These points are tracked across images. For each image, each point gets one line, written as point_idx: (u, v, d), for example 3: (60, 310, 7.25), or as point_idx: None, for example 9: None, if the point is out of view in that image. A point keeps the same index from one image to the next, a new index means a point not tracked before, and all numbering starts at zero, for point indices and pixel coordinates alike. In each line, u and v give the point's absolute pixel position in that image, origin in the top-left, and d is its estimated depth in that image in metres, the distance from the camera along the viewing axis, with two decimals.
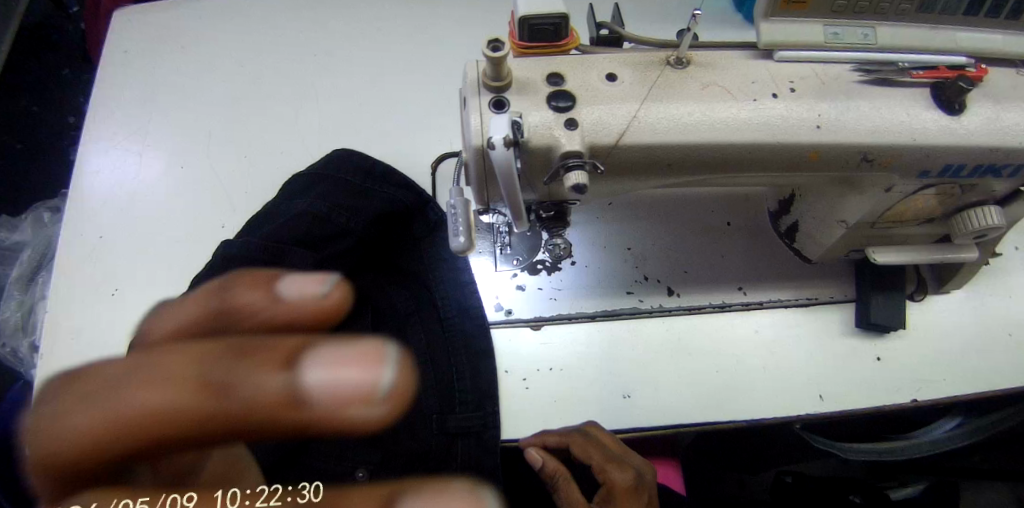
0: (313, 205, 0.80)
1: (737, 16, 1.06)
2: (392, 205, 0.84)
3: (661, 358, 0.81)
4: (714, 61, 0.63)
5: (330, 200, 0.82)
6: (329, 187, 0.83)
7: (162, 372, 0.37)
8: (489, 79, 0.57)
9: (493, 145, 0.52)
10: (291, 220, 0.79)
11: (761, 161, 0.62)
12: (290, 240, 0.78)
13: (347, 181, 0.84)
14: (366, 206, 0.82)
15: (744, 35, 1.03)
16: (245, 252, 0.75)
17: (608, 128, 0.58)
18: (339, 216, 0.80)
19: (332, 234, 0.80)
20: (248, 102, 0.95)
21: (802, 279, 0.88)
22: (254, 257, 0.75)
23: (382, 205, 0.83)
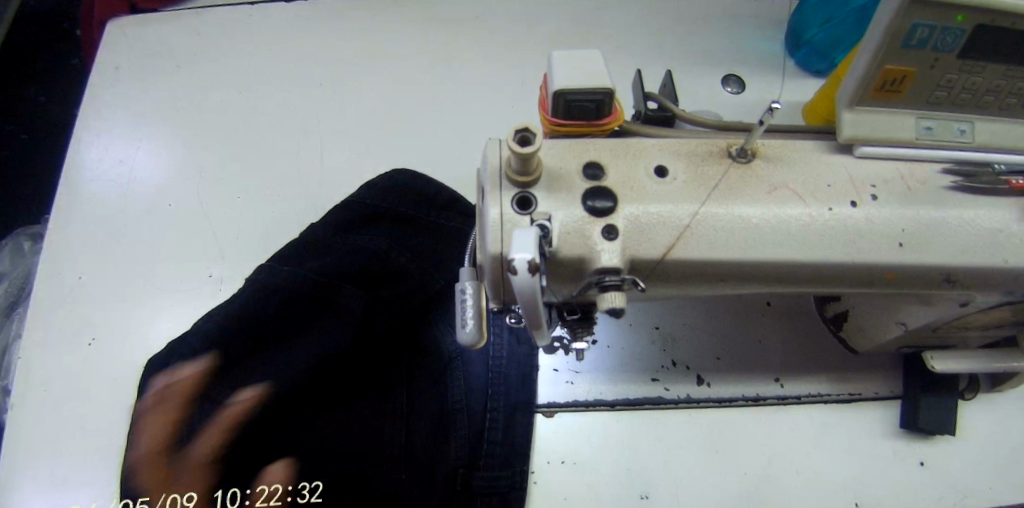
0: (373, 240, 0.75)
1: (787, 61, 0.97)
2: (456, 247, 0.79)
3: (684, 454, 0.73)
4: (783, 154, 0.55)
5: (391, 237, 0.76)
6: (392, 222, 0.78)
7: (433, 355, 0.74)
8: (514, 172, 0.48)
9: (516, 270, 0.43)
10: (346, 255, 0.72)
11: (819, 274, 0.54)
12: (344, 276, 0.71)
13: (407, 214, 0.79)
14: (428, 245, 0.78)
15: (795, 83, 0.94)
16: (289, 281, 0.69)
17: (652, 240, 0.49)
18: (398, 256, 0.75)
19: (388, 276, 0.74)
20: (249, 137, 0.90)
21: (846, 372, 0.79)
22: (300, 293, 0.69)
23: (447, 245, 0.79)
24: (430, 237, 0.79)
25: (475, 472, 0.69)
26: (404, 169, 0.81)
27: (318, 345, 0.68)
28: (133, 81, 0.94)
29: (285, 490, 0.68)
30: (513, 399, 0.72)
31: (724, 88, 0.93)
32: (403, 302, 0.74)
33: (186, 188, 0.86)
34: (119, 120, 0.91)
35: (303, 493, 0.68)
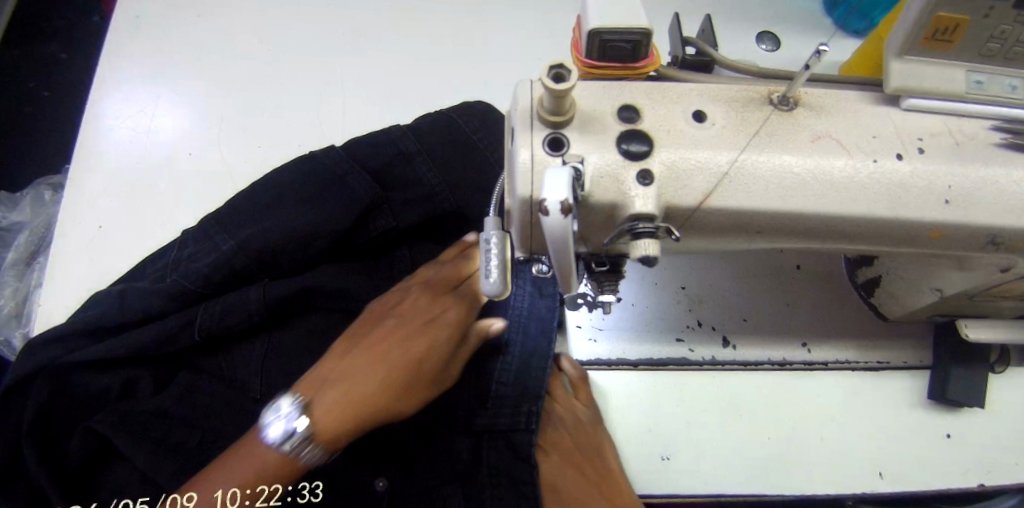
0: (387, 147, 0.76)
1: (825, 20, 0.92)
2: (463, 188, 0.77)
3: (707, 416, 0.73)
4: (828, 103, 0.53)
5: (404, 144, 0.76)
6: (392, 157, 0.75)
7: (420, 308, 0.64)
8: (547, 112, 0.46)
9: (547, 212, 0.41)
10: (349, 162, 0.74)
11: (859, 230, 0.52)
12: (353, 166, 0.73)
13: (435, 141, 0.77)
14: (450, 161, 0.77)
15: (834, 41, 0.90)
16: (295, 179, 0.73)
17: (690, 186, 0.47)
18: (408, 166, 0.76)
19: (395, 181, 0.75)
20: (268, 87, 0.89)
21: (875, 339, 0.78)
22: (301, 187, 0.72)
23: (451, 181, 0.77)
24: (460, 161, 0.77)
25: (475, 417, 0.69)
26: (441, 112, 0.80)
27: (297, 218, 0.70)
28: (151, 28, 0.92)
29: (288, 488, 0.63)
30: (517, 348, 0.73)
31: (759, 45, 0.89)
32: (408, 210, 0.75)
33: (207, 138, 0.86)
34: (139, 66, 0.89)
35: (303, 494, 0.63)
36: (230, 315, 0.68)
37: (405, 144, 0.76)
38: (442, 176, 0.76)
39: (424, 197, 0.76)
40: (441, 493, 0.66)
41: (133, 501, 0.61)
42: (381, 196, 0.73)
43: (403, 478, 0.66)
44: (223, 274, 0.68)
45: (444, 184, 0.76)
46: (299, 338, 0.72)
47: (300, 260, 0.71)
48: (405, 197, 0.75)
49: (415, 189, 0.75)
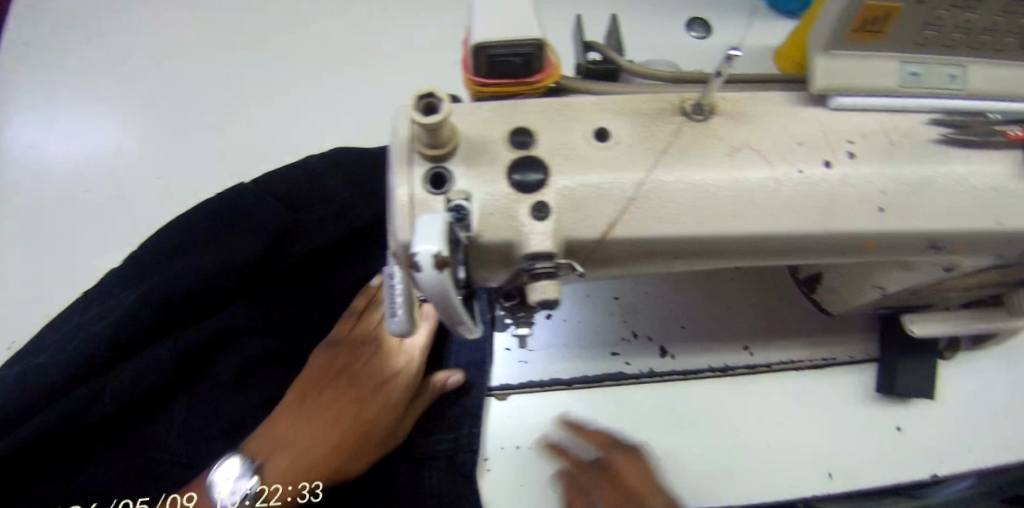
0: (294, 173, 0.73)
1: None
2: (377, 196, 0.74)
3: (648, 428, 0.68)
4: (747, 110, 0.48)
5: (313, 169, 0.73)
6: (300, 175, 0.73)
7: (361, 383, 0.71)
8: (424, 146, 0.41)
9: (419, 265, 0.36)
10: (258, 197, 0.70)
11: (787, 246, 0.47)
12: (266, 197, 0.70)
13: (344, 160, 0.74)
14: (364, 180, 0.74)
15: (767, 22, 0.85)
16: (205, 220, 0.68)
17: (593, 217, 0.42)
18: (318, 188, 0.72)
19: (309, 203, 0.72)
20: (168, 106, 0.81)
21: (820, 336, 0.74)
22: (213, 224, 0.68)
23: (366, 192, 0.74)
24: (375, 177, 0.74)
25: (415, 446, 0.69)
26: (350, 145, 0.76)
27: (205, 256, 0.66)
28: (31, 48, 0.83)
29: (286, 489, 0.65)
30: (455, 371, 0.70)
31: (689, 32, 0.84)
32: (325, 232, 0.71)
33: (104, 169, 0.78)
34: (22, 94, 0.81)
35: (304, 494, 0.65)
36: (145, 372, 0.64)
37: (313, 165, 0.74)
38: (356, 190, 0.73)
39: (341, 214, 0.72)
40: None
41: None
42: (293, 220, 0.69)
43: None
44: (130, 331, 0.63)
45: (359, 196, 0.73)
46: (219, 384, 0.68)
47: (214, 302, 0.67)
48: (319, 216, 0.71)
49: (329, 206, 0.72)
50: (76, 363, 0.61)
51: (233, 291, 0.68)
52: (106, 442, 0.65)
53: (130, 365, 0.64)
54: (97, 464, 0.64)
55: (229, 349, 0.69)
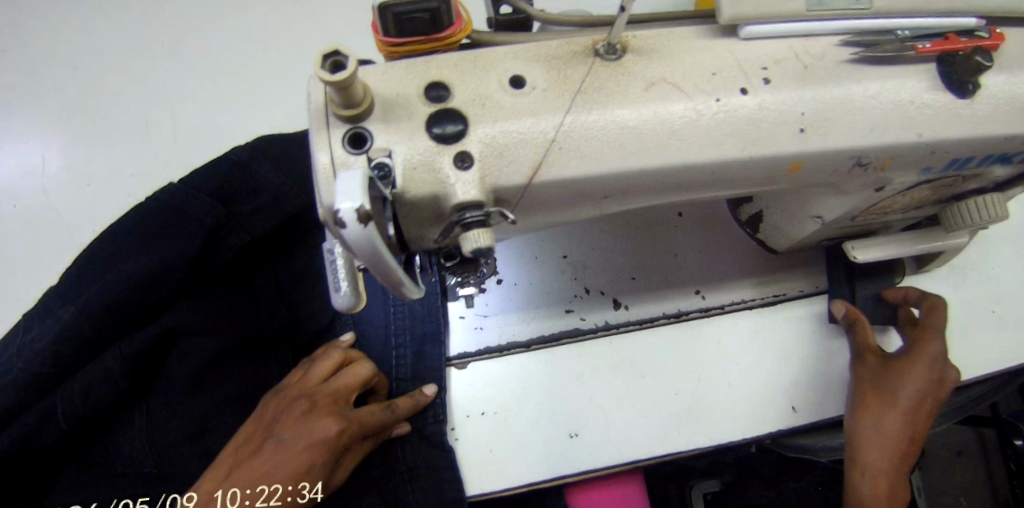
0: (228, 160, 0.70)
1: None
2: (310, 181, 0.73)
3: (611, 381, 0.67)
4: (660, 46, 0.48)
5: (240, 156, 0.70)
6: (228, 168, 0.69)
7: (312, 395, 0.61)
8: (339, 106, 0.41)
9: (342, 222, 0.36)
10: (187, 193, 0.67)
11: (714, 175, 0.48)
12: (198, 190, 0.67)
13: (276, 148, 0.72)
14: (296, 164, 0.72)
15: None
16: (136, 228, 0.66)
17: (516, 161, 0.42)
18: (254, 171, 0.70)
19: (243, 191, 0.70)
20: (91, 115, 0.79)
21: (766, 273, 0.76)
22: (145, 227, 0.66)
23: (299, 177, 0.72)
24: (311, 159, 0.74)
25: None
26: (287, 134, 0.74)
27: (141, 259, 0.64)
28: None
29: (284, 490, 0.57)
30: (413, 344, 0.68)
31: None
32: (264, 218, 0.70)
33: (33, 186, 0.76)
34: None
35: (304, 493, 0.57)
36: (94, 386, 0.62)
37: (238, 154, 0.71)
38: (288, 177, 0.72)
39: (275, 200, 0.71)
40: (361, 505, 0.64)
41: None
42: (227, 214, 0.68)
43: None
44: (73, 349, 0.62)
45: (292, 183, 0.72)
46: (174, 386, 0.67)
47: (155, 306, 0.65)
48: (254, 206, 0.70)
49: (263, 195, 0.70)
50: (22, 385, 0.60)
51: (174, 293, 0.66)
52: (71, 463, 0.65)
53: (77, 380, 0.62)
54: (64, 487, 0.63)
55: (178, 350, 0.67)
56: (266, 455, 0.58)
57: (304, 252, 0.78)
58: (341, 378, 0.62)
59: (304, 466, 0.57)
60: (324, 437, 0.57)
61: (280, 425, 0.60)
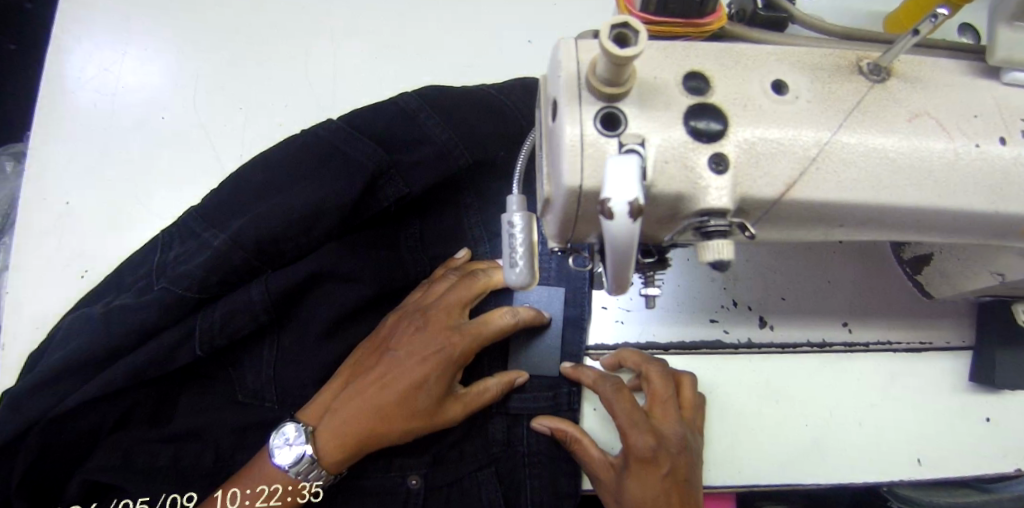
0: (400, 103, 0.68)
1: None
2: (475, 139, 0.69)
3: (741, 402, 0.69)
4: (924, 73, 0.44)
5: (410, 103, 0.68)
6: (395, 115, 0.67)
7: (429, 316, 0.67)
8: (602, 83, 0.38)
9: (607, 214, 0.34)
10: (354, 134, 0.66)
11: (949, 224, 0.45)
12: (365, 132, 0.66)
13: (447, 100, 0.69)
14: (466, 119, 0.68)
15: None
16: (294, 161, 0.65)
17: (770, 174, 0.40)
18: (424, 120, 0.67)
19: (409, 140, 0.67)
20: (249, 38, 0.78)
21: (916, 319, 0.73)
22: (305, 160, 0.65)
23: (466, 133, 0.68)
24: (481, 117, 0.69)
25: (510, 402, 0.69)
26: (458, 87, 0.71)
27: (304, 195, 0.63)
28: None
29: (285, 490, 0.63)
30: (555, 326, 0.70)
31: None
32: (423, 171, 0.67)
33: (183, 99, 0.75)
34: (101, 16, 0.77)
35: (304, 494, 0.64)
36: (236, 317, 0.64)
37: (405, 101, 0.68)
38: (454, 131, 0.68)
39: (438, 154, 0.67)
40: (477, 476, 0.68)
41: (133, 501, 0.62)
42: (388, 161, 0.66)
43: (435, 469, 0.68)
44: (219, 277, 0.62)
45: (457, 138, 0.68)
46: (311, 329, 0.68)
47: (305, 247, 0.65)
48: (416, 158, 0.67)
49: (426, 147, 0.67)
50: (164, 305, 0.61)
51: (325, 238, 0.65)
52: (195, 384, 0.68)
53: (219, 309, 0.63)
54: (190, 406, 0.67)
55: (321, 292, 0.68)
56: (383, 364, 0.66)
57: (457, 208, 0.77)
58: (449, 298, 0.67)
59: (418, 378, 0.63)
60: (438, 351, 0.64)
61: (403, 341, 0.67)
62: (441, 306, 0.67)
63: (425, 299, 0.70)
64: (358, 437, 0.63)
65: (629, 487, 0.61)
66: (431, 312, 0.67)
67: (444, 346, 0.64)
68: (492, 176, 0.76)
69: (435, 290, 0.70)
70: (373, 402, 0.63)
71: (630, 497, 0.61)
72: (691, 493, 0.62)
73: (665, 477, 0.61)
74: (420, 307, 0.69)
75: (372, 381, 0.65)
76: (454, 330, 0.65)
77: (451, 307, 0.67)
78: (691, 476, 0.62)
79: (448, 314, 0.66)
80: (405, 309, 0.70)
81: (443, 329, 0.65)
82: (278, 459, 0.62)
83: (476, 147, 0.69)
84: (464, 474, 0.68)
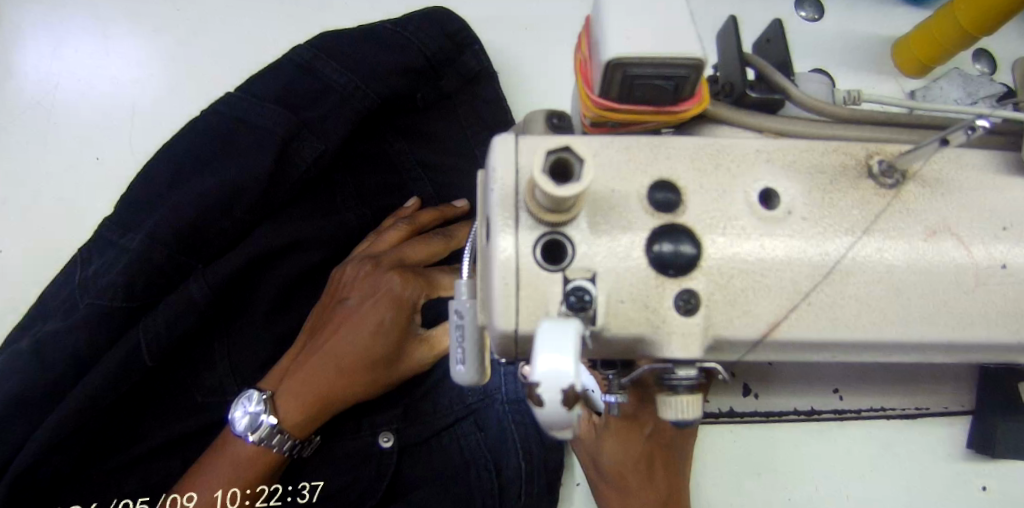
0: (297, 51, 0.60)
1: None
2: (379, 76, 0.60)
3: (720, 475, 0.63)
4: (945, 172, 0.36)
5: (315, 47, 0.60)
6: (290, 71, 0.59)
7: (383, 261, 0.58)
8: (542, 208, 0.30)
9: (542, 401, 0.27)
10: (255, 86, 0.59)
11: (965, 351, 0.38)
12: (269, 95, 0.58)
13: (352, 39, 0.61)
14: (378, 59, 0.61)
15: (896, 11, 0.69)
16: (200, 142, 0.57)
17: (753, 313, 0.32)
18: (326, 65, 0.59)
19: (316, 89, 0.59)
20: (183, 59, 0.69)
21: (921, 382, 0.65)
22: (207, 139, 0.57)
23: (367, 70, 0.60)
24: (391, 55, 0.61)
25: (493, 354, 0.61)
26: (364, 28, 0.63)
27: (219, 171, 0.55)
28: None
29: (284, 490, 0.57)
30: None
31: (798, 13, 0.67)
32: (334, 117, 0.59)
33: (114, 130, 0.67)
34: (23, 44, 0.69)
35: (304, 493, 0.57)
36: (179, 317, 0.54)
37: (299, 53, 0.60)
38: (355, 73, 0.60)
39: (348, 96, 0.59)
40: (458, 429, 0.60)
41: (133, 501, 0.54)
42: (296, 120, 0.57)
43: (411, 426, 0.60)
44: (145, 281, 0.53)
45: (361, 77, 0.60)
46: (255, 313, 0.60)
47: (232, 232, 0.56)
48: (322, 110, 0.59)
49: (329, 97, 0.59)
50: (98, 322, 0.52)
51: (251, 215, 0.57)
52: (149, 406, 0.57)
53: (160, 312, 0.54)
54: (154, 426, 0.56)
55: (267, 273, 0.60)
56: (341, 315, 0.56)
57: (391, 158, 0.66)
58: (410, 250, 0.60)
59: (377, 321, 0.54)
60: (393, 290, 0.55)
61: (359, 286, 0.58)
62: (397, 251, 0.60)
63: (378, 246, 0.61)
64: (320, 392, 0.53)
65: (607, 447, 0.53)
66: (385, 257, 0.59)
67: (396, 283, 0.56)
68: (431, 120, 0.66)
69: (387, 238, 0.61)
70: (332, 356, 0.54)
71: (607, 456, 0.53)
72: (673, 464, 0.56)
73: (648, 437, 0.54)
74: (376, 254, 0.60)
75: (332, 331, 0.56)
76: (409, 272, 0.57)
77: (405, 253, 0.60)
78: (676, 438, 0.56)
79: (401, 259, 0.59)
80: (354, 258, 0.62)
81: (399, 268, 0.57)
82: (238, 427, 0.52)
83: (385, 84, 0.60)
84: (439, 430, 0.60)
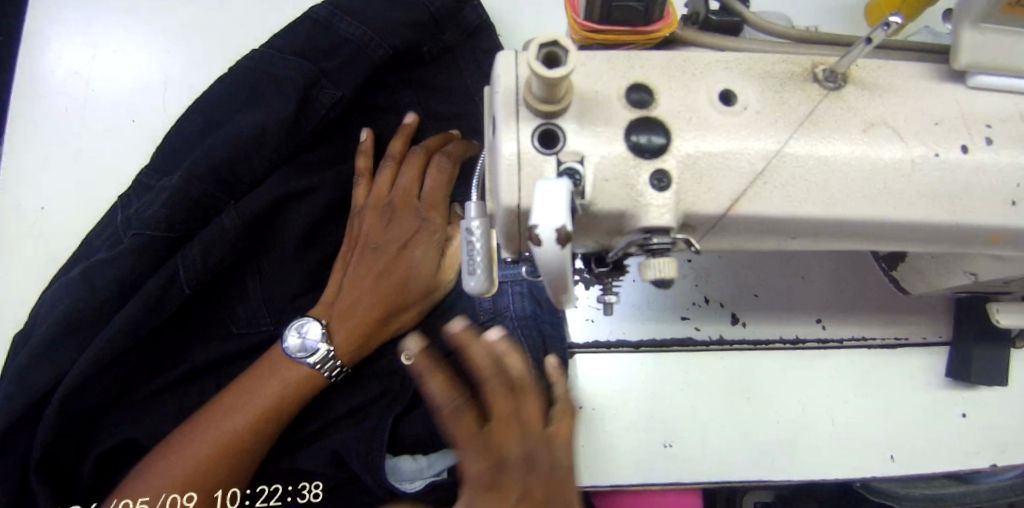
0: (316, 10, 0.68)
1: None
2: (388, 28, 0.67)
3: (713, 401, 0.68)
4: (881, 79, 0.43)
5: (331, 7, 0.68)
6: (309, 28, 0.67)
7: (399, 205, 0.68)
8: (537, 100, 0.37)
9: (539, 241, 0.33)
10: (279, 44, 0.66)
11: (906, 234, 0.43)
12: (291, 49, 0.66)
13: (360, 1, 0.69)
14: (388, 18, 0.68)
15: None
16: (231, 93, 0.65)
17: (716, 189, 0.39)
18: (341, 22, 0.67)
19: (333, 44, 0.67)
20: (216, 34, 0.77)
21: (895, 313, 0.72)
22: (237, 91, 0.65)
23: (379, 25, 0.67)
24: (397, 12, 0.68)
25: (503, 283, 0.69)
26: None
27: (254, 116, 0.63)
28: None
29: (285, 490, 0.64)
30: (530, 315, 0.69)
31: None
32: (345, 70, 0.67)
33: (154, 97, 0.75)
34: (75, 22, 0.77)
35: (303, 493, 0.64)
36: (216, 246, 0.62)
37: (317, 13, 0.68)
38: (366, 29, 0.67)
39: (358, 51, 0.67)
40: None
41: None
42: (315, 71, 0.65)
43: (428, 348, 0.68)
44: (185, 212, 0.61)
45: (372, 32, 0.67)
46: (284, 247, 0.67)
47: (259, 172, 0.64)
48: (337, 62, 0.66)
49: (346, 50, 0.67)
50: (143, 249, 0.59)
51: (275, 157, 0.65)
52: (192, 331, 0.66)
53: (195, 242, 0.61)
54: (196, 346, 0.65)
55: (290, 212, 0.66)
56: (372, 256, 0.67)
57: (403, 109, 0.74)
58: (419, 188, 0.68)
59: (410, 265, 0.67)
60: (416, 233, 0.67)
61: (382, 230, 0.67)
62: (405, 190, 0.68)
63: (387, 184, 0.69)
64: (367, 322, 0.65)
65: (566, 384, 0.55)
66: (397, 200, 0.68)
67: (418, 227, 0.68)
68: (434, 72, 0.73)
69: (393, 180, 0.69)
70: (374, 295, 0.66)
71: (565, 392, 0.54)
72: None
73: None
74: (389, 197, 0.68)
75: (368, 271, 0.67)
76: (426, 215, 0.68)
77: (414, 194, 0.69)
78: None
79: (411, 199, 0.68)
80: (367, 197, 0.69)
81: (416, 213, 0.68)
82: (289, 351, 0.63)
83: (394, 38, 0.68)
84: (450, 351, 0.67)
